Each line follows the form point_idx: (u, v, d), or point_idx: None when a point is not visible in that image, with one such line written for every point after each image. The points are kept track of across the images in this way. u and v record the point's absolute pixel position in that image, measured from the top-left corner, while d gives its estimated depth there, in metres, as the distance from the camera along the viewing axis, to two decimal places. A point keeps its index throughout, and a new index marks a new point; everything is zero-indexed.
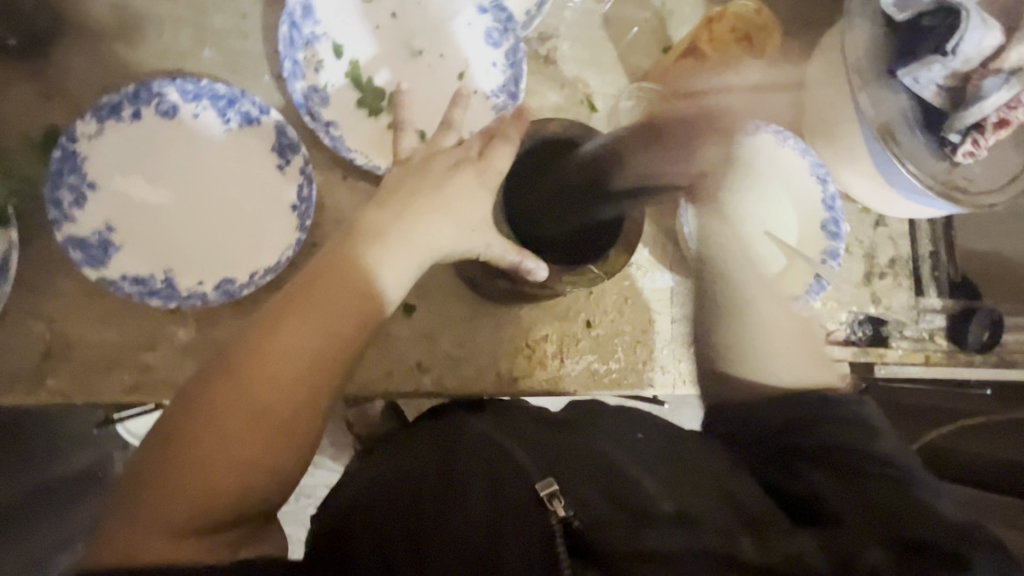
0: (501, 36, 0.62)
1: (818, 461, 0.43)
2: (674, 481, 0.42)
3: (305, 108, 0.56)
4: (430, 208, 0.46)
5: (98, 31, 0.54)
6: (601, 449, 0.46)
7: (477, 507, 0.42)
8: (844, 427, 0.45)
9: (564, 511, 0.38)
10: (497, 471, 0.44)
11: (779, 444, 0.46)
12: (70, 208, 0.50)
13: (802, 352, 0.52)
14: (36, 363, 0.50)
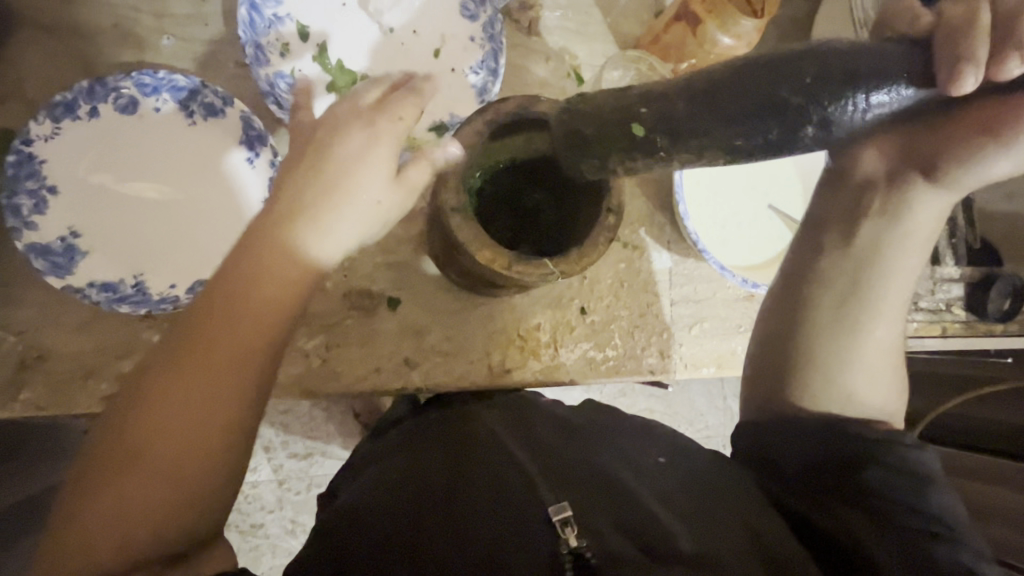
0: (478, 7, 0.58)
1: (860, 509, 0.42)
2: (699, 521, 0.41)
3: (270, 95, 0.52)
4: (354, 167, 0.42)
5: (48, 23, 0.51)
6: (620, 470, 0.45)
7: (484, 532, 0.39)
8: (895, 476, 0.43)
9: (576, 541, 0.37)
10: (506, 491, 0.42)
11: (822, 483, 0.45)
12: (30, 215, 0.48)
13: (887, 376, 0.48)
14: (10, 376, 0.48)
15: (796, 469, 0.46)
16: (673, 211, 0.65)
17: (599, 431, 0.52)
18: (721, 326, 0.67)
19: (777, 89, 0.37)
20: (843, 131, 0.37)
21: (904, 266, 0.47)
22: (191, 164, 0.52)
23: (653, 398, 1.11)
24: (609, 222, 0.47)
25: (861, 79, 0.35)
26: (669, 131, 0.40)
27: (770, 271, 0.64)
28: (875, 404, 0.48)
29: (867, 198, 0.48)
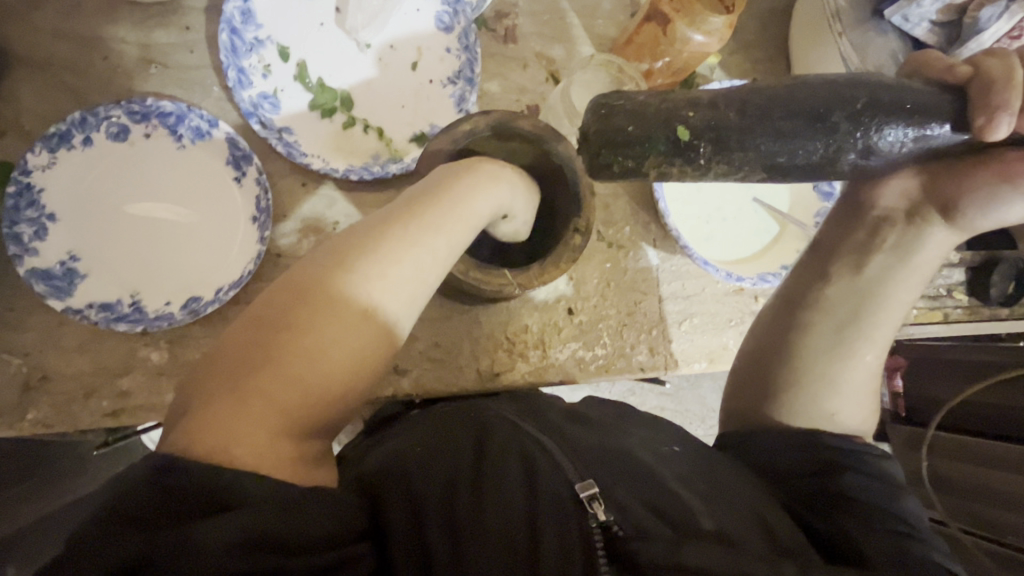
0: (452, 19, 0.59)
1: (846, 503, 0.44)
2: (713, 500, 0.42)
3: (255, 116, 0.54)
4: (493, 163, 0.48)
5: (44, 60, 0.54)
6: (637, 448, 0.46)
7: (515, 493, 0.41)
8: (876, 478, 0.46)
9: (605, 515, 0.39)
10: (530, 462, 0.43)
11: (812, 481, 0.46)
12: (30, 242, 0.50)
13: (865, 399, 0.52)
14: (17, 396, 0.51)
15: (790, 469, 0.47)
16: (657, 209, 0.65)
17: (611, 419, 0.52)
18: (711, 321, 0.67)
19: (835, 110, 0.41)
20: (882, 157, 0.42)
21: (895, 299, 0.52)
22: (182, 184, 0.55)
23: (662, 395, 1.11)
24: (573, 244, 0.48)
25: (898, 115, 0.41)
26: (715, 139, 0.42)
27: (755, 264, 0.64)
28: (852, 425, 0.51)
29: (884, 232, 0.52)
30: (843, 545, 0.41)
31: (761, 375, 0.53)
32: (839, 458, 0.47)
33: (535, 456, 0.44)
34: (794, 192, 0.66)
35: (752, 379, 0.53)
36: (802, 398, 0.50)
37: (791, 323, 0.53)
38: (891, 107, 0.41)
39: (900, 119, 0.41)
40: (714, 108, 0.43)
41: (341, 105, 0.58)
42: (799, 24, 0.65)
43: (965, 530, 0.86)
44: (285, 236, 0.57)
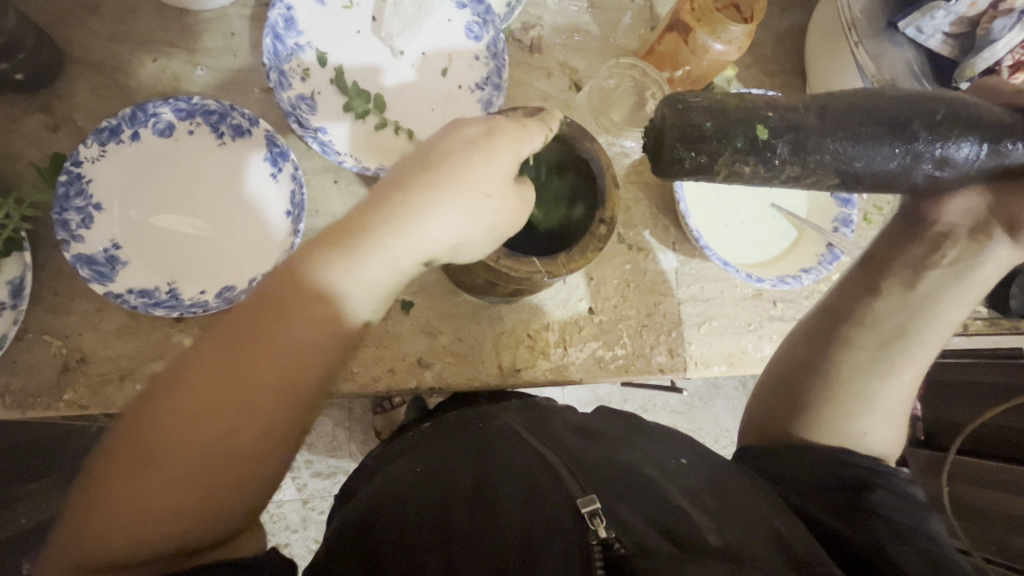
0: (481, 29, 0.62)
1: (866, 521, 0.42)
2: (721, 516, 0.40)
3: (293, 117, 0.56)
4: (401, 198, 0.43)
5: (100, 63, 0.57)
6: (649, 468, 0.45)
7: (514, 518, 0.41)
8: (900, 499, 0.44)
9: (605, 531, 0.37)
10: (535, 486, 0.43)
11: (832, 501, 0.44)
12: (77, 228, 0.52)
13: (901, 422, 0.52)
14: (55, 377, 0.52)
15: (816, 485, 0.46)
16: (676, 212, 0.67)
17: (619, 433, 0.51)
18: (730, 324, 0.67)
19: (909, 120, 0.43)
20: (958, 168, 0.45)
21: (943, 317, 0.52)
22: (220, 180, 0.57)
23: (674, 412, 1.10)
24: (599, 233, 0.49)
25: (925, 125, 0.43)
26: (792, 140, 0.43)
27: (773, 267, 0.65)
28: (884, 445, 0.50)
29: (942, 248, 0.53)
30: (872, 556, 0.40)
31: (792, 391, 0.52)
32: (862, 482, 0.45)
33: (539, 481, 0.44)
34: (811, 197, 0.67)
35: (783, 403, 0.52)
36: (842, 416, 0.50)
37: (830, 338, 0.53)
38: (968, 123, 0.44)
39: (976, 134, 0.44)
40: (742, 118, 0.44)
41: (375, 108, 0.60)
42: (814, 38, 0.67)
43: (990, 558, 0.83)
44: (319, 230, 0.59)
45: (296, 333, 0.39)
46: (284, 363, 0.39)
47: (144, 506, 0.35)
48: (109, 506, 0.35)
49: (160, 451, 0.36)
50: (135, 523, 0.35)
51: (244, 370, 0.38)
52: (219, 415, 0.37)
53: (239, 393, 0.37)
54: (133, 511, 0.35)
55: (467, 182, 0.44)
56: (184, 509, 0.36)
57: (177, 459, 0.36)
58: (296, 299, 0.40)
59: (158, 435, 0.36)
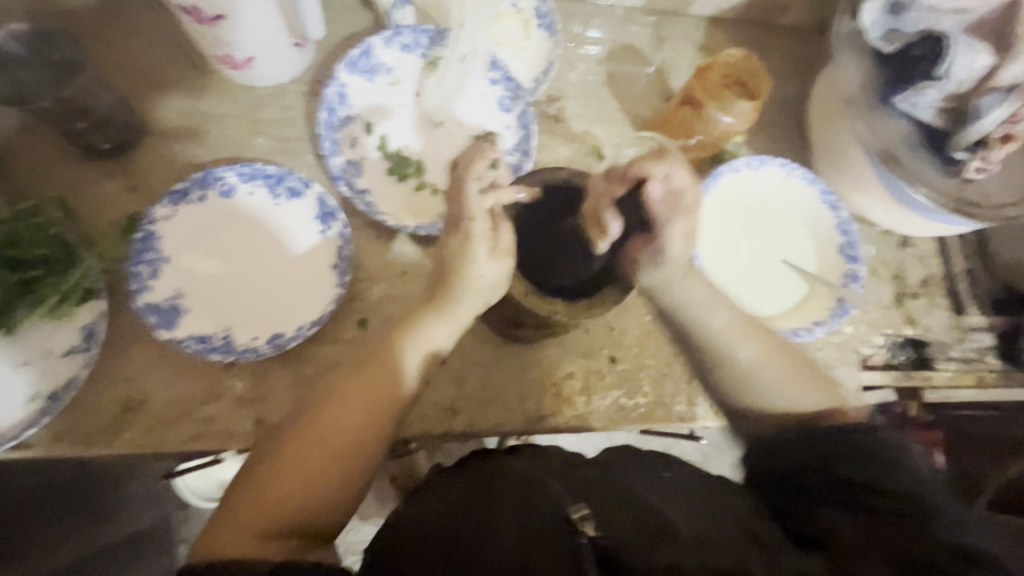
0: (512, 102, 0.69)
1: (845, 503, 0.47)
2: (694, 515, 0.46)
3: (343, 179, 0.63)
4: (436, 315, 0.57)
5: (173, 131, 0.64)
6: (635, 483, 0.50)
7: (509, 526, 0.45)
8: (883, 463, 0.50)
9: (593, 531, 0.43)
10: (532, 497, 0.48)
11: (803, 482, 0.51)
12: (147, 279, 0.58)
13: (788, 378, 0.62)
14: (116, 417, 0.56)
15: (788, 469, 0.53)
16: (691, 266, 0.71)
17: (613, 457, 0.55)
18: None
19: None
20: None
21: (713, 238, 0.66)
22: (274, 235, 0.62)
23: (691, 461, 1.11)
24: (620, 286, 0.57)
25: None
26: None
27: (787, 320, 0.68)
28: (783, 401, 0.60)
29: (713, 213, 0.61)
30: (830, 539, 0.45)
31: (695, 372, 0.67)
32: (838, 456, 0.51)
33: (536, 494, 0.48)
34: (819, 211, 0.71)
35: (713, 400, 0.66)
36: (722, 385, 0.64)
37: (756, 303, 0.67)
38: None
39: None
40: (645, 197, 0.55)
41: (414, 171, 0.67)
42: (815, 108, 0.73)
43: None
44: (361, 282, 0.64)
45: (377, 377, 0.54)
46: (371, 404, 0.53)
47: (261, 509, 0.48)
48: (249, 496, 0.49)
49: (286, 454, 0.50)
50: (265, 505, 0.49)
51: (335, 421, 0.52)
52: (329, 435, 0.51)
53: (347, 421, 0.52)
54: (254, 518, 0.48)
55: (481, 276, 0.55)
56: (295, 503, 0.49)
57: (292, 481, 0.50)
58: (384, 359, 0.55)
59: (285, 447, 0.51)
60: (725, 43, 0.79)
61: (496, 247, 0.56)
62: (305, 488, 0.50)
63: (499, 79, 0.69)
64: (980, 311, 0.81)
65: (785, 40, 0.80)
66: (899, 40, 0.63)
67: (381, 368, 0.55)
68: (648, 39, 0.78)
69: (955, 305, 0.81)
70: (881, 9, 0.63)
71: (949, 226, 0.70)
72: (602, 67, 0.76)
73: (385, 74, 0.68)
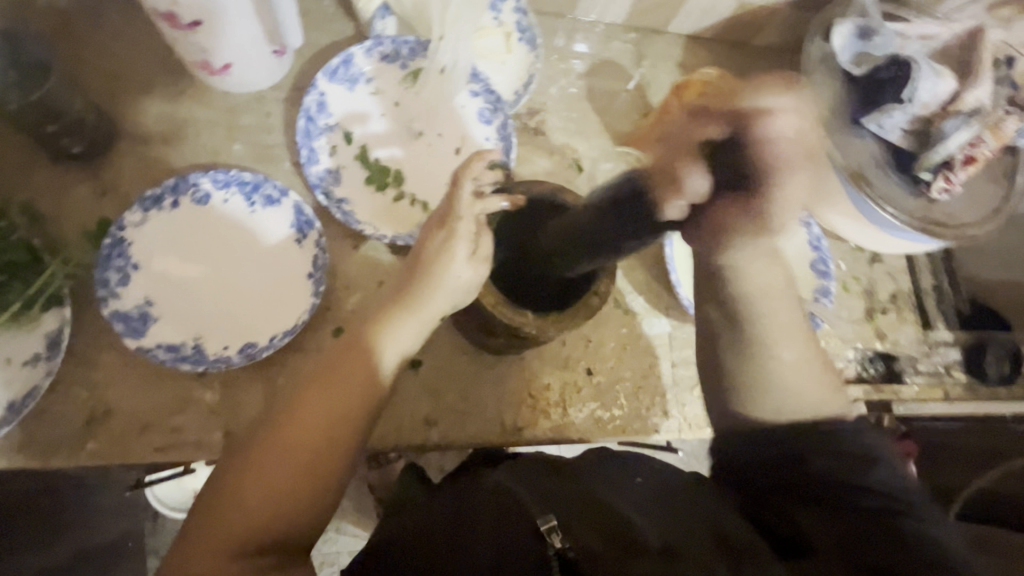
0: (492, 115, 0.69)
1: (807, 504, 0.48)
2: (665, 517, 0.46)
3: (320, 188, 0.63)
4: (404, 314, 0.56)
5: (147, 136, 0.63)
6: (604, 488, 0.50)
7: (484, 551, 0.45)
8: (839, 458, 0.50)
9: (560, 543, 0.43)
10: (506, 513, 0.48)
11: (769, 484, 0.51)
12: (116, 287, 0.57)
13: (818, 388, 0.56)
14: (79, 428, 0.55)
15: (752, 463, 0.53)
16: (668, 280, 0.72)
17: (590, 468, 0.54)
18: None
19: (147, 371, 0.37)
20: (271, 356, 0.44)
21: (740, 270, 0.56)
22: (248, 243, 0.62)
23: None
24: (593, 304, 0.59)
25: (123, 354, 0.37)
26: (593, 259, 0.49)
27: None
28: (811, 403, 0.56)
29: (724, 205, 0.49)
30: (799, 539, 0.46)
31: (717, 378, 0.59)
32: (801, 452, 0.52)
33: (506, 504, 0.49)
34: (795, 230, 0.72)
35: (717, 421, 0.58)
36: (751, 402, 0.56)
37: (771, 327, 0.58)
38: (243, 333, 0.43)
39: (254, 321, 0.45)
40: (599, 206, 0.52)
41: (393, 181, 0.67)
42: None
43: None
44: (336, 291, 0.63)
45: (341, 380, 0.53)
46: (340, 405, 0.52)
47: (230, 522, 0.48)
48: (220, 511, 0.48)
49: (253, 464, 0.49)
50: (235, 519, 0.48)
51: (301, 430, 0.51)
52: (294, 443, 0.50)
53: (312, 423, 0.51)
54: (226, 534, 0.48)
55: (450, 274, 0.55)
56: (266, 519, 0.48)
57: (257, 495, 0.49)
58: (350, 355, 0.54)
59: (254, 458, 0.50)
60: (704, 61, 0.81)
61: (476, 249, 0.56)
62: (273, 500, 0.49)
63: (480, 91, 0.69)
64: (946, 326, 0.83)
65: (763, 59, 0.82)
66: (868, 63, 0.67)
67: (348, 368, 0.54)
68: (628, 55, 0.79)
69: (922, 320, 0.83)
70: (851, 33, 0.67)
71: (917, 244, 0.72)
72: (582, 82, 0.77)
73: (366, 83, 0.68)
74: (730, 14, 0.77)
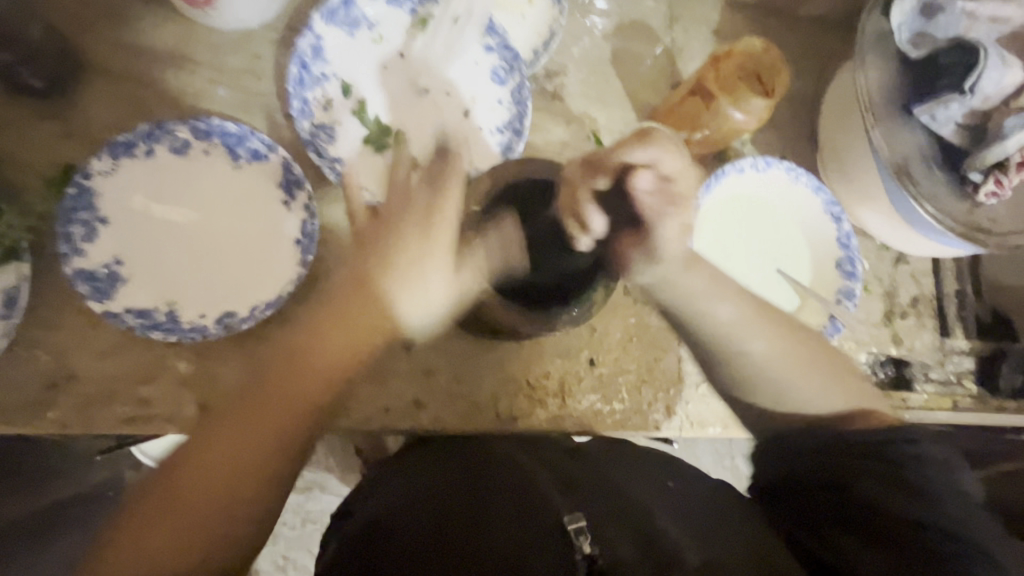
0: (507, 74, 0.62)
1: (872, 539, 0.43)
2: (687, 520, 0.45)
3: (311, 145, 0.57)
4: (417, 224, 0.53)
5: (118, 72, 0.56)
6: (635, 491, 0.47)
7: (500, 538, 0.43)
8: (910, 493, 0.44)
9: (589, 548, 0.40)
10: (527, 506, 0.45)
11: (820, 499, 0.46)
12: (80, 242, 0.51)
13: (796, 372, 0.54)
14: (41, 392, 0.51)
15: (808, 479, 0.48)
16: None
17: (615, 462, 0.52)
18: None
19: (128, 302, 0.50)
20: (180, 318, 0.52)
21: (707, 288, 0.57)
22: (231, 202, 0.56)
23: None
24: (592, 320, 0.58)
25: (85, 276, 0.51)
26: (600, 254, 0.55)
27: None
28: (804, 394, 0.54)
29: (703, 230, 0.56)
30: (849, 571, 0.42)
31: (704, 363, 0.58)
32: (860, 475, 0.46)
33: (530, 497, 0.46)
34: (822, 222, 0.68)
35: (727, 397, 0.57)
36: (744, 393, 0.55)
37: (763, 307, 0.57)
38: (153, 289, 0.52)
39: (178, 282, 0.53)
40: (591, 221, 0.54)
41: (394, 142, 0.61)
42: (826, 109, 0.69)
43: None
44: (326, 261, 0.58)
45: (334, 332, 0.51)
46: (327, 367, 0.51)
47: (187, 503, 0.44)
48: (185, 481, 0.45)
49: (237, 416, 0.48)
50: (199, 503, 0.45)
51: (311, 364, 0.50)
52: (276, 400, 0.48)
53: (317, 373, 0.50)
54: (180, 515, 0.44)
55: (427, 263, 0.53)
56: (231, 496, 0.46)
57: (221, 471, 0.46)
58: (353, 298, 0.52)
59: (235, 428, 0.47)
60: (741, 29, 0.73)
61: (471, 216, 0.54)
62: (249, 459, 0.46)
63: (495, 47, 0.62)
64: (965, 335, 0.79)
65: (805, 31, 0.74)
66: (928, 45, 0.60)
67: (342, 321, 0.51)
68: (659, 16, 0.71)
69: (940, 326, 0.79)
70: (913, 10, 0.60)
71: (948, 249, 0.67)
72: (608, 43, 0.69)
73: (368, 28, 0.61)
74: None
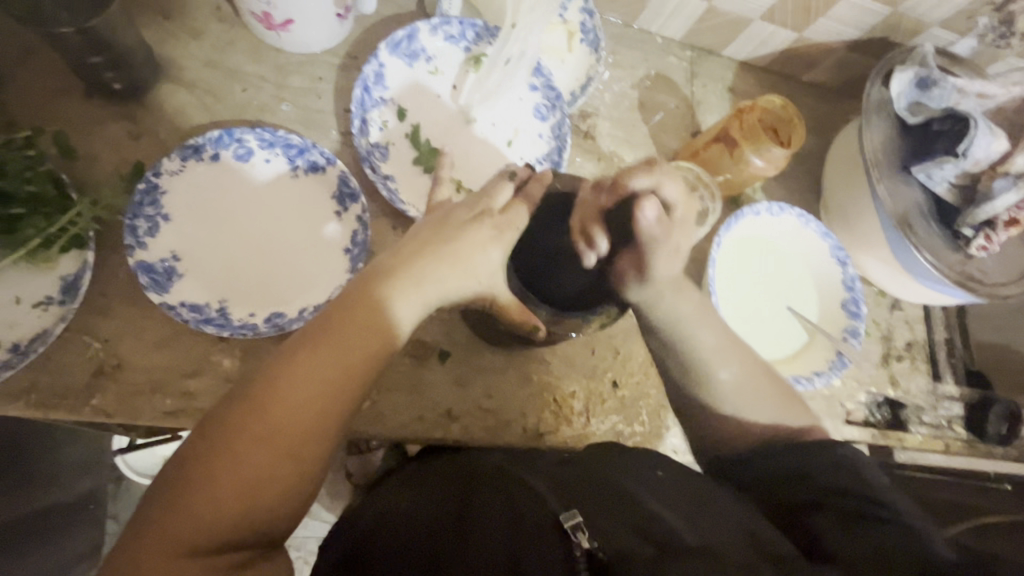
0: (549, 111, 0.68)
1: (824, 508, 0.42)
2: (696, 521, 0.41)
3: (367, 161, 0.60)
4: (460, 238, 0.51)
5: (191, 83, 0.60)
6: (630, 483, 0.46)
7: (500, 528, 0.43)
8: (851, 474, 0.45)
9: (589, 543, 0.38)
10: (516, 506, 0.45)
11: (780, 495, 0.45)
12: (143, 236, 0.53)
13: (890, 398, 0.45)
14: (88, 379, 0.52)
15: (787, 470, 0.47)
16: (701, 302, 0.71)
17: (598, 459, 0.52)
18: None
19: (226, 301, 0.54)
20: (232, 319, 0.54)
21: None
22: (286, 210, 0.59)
23: None
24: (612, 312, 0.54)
25: (145, 268, 0.53)
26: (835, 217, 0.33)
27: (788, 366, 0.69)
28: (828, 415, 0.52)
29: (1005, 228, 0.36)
30: (816, 543, 0.39)
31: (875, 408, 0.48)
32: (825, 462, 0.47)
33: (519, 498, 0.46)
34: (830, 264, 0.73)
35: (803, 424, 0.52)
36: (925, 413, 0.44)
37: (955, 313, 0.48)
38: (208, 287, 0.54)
39: (233, 283, 0.55)
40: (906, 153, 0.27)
41: None
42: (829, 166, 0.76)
43: None
44: None
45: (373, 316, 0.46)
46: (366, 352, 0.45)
47: (207, 502, 0.39)
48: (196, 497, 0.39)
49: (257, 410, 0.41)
50: (213, 511, 0.39)
51: (346, 354, 0.44)
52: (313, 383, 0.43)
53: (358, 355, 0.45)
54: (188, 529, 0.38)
55: (478, 264, 0.50)
56: (252, 500, 0.40)
57: (246, 475, 0.40)
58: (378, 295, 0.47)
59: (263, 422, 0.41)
60: (753, 88, 0.81)
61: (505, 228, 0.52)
62: (279, 460, 0.41)
63: (540, 86, 0.68)
64: (954, 381, 0.84)
65: (810, 95, 0.82)
66: (924, 114, 0.67)
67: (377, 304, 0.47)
68: (682, 72, 0.78)
69: (933, 370, 0.84)
70: (910, 83, 0.67)
71: (941, 297, 0.72)
72: (636, 91, 0.76)
73: (425, 61, 0.66)
74: (787, 45, 0.77)
